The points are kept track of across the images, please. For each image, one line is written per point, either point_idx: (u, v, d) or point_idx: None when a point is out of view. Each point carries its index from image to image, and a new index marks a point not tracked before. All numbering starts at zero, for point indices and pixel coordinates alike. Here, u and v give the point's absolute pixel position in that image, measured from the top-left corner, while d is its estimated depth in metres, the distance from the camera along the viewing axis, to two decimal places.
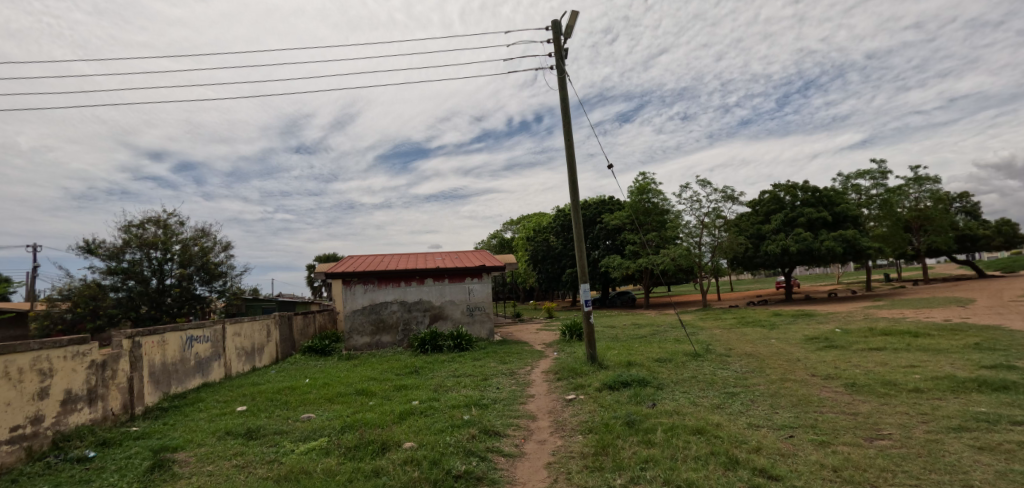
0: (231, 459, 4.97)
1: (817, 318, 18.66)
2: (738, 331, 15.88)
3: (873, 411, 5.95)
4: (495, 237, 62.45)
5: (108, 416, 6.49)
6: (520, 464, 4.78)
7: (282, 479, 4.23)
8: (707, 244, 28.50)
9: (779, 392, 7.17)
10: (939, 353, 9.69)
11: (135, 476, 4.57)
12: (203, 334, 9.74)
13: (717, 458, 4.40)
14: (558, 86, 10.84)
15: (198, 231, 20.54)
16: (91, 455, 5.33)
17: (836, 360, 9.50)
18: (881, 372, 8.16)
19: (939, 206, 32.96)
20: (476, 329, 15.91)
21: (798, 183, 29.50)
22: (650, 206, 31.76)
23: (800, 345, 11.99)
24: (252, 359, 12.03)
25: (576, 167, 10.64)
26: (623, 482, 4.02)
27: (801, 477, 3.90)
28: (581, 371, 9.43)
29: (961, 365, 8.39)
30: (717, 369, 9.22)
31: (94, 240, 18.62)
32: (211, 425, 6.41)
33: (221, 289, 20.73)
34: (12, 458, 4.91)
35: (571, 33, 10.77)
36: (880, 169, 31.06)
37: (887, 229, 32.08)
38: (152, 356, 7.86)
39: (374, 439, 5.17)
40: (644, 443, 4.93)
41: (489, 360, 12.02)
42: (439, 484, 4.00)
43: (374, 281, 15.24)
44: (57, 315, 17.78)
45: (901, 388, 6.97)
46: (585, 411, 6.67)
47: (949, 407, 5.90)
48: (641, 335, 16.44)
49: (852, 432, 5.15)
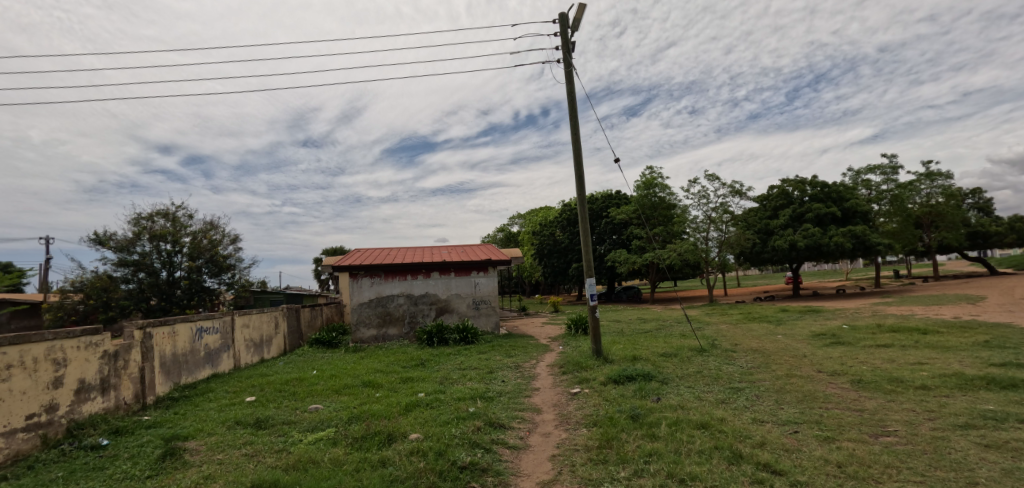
0: (240, 448, 5.06)
1: (824, 314, 18.56)
2: (744, 327, 15.85)
3: (879, 408, 5.93)
4: (502, 232, 62.48)
5: (120, 405, 6.62)
6: (525, 456, 4.83)
7: (291, 468, 4.30)
8: (715, 239, 28.29)
9: (784, 388, 7.13)
10: (949, 351, 9.61)
11: (148, 463, 4.68)
12: (213, 326, 9.88)
13: (721, 452, 4.41)
14: (565, 79, 10.79)
15: (207, 223, 20.72)
16: (104, 443, 5.44)
17: (843, 357, 9.45)
18: (888, 369, 8.11)
19: (951, 202, 32.47)
20: (482, 323, 15.99)
21: (807, 179, 29.27)
22: (657, 201, 31.63)
23: (807, 341, 11.95)
24: (260, 351, 12.18)
25: (582, 161, 10.61)
26: (627, 476, 4.05)
27: (805, 473, 3.91)
28: (586, 365, 9.46)
29: (969, 363, 8.34)
30: (721, 364, 9.21)
31: (105, 232, 18.86)
32: (221, 415, 6.52)
33: (230, 281, 20.95)
34: (28, 446, 5.04)
35: (577, 25, 10.69)
36: (891, 165, 30.73)
37: (897, 225, 31.63)
38: (163, 347, 7.99)
39: (380, 429, 5.23)
40: (649, 437, 4.96)
41: (494, 353, 12.09)
42: (445, 475, 4.05)
43: (381, 274, 15.33)
44: (70, 306, 18.09)
45: (908, 385, 6.93)
46: (590, 405, 6.70)
47: (956, 405, 5.87)
48: (647, 329, 16.42)
49: (857, 429, 5.14)
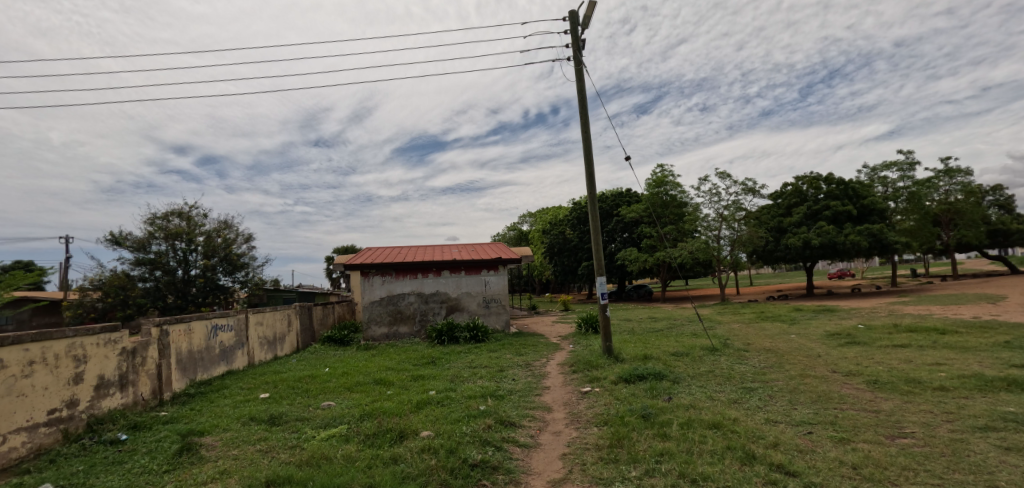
0: (255, 444, 5.12)
1: (840, 314, 18.29)
2: (757, 326, 15.71)
3: (895, 410, 5.80)
4: (513, 231, 62.63)
5: (138, 401, 6.75)
6: (536, 454, 4.84)
7: (304, 464, 4.35)
8: (727, 237, 27.91)
9: (798, 388, 7.04)
10: (967, 351, 9.39)
11: (165, 459, 4.75)
12: (228, 323, 10.03)
13: (734, 453, 4.37)
14: (575, 78, 10.74)
15: (221, 223, 21.02)
16: (123, 438, 5.54)
17: (859, 357, 9.30)
18: (905, 369, 7.96)
19: (971, 199, 31.75)
20: (492, 321, 16.05)
21: (822, 175, 28.88)
22: (668, 199, 31.41)
23: (821, 341, 11.80)
24: (274, 348, 12.36)
25: (593, 159, 10.57)
26: (638, 475, 4.04)
27: (820, 474, 3.87)
28: (597, 364, 9.42)
29: (990, 365, 8.10)
30: (734, 363, 9.13)
31: (122, 232, 19.23)
32: (236, 411, 6.65)
33: (244, 279, 21.32)
34: (50, 440, 5.17)
35: (588, 23, 10.63)
36: (908, 161, 30.22)
37: (914, 223, 30.93)
38: (179, 344, 8.13)
39: (392, 427, 5.26)
40: (660, 437, 4.92)
41: (504, 352, 12.08)
42: (456, 473, 4.07)
43: (391, 273, 15.41)
44: (89, 304, 18.45)
45: (925, 386, 6.79)
46: (601, 404, 6.68)
47: (976, 407, 5.73)
48: (658, 328, 16.35)
49: (873, 430, 5.04)
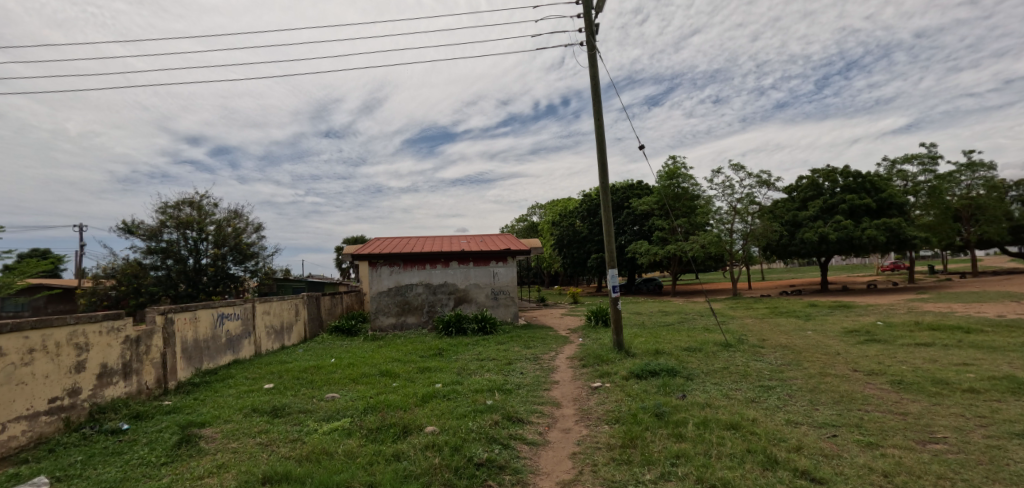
0: (255, 437, 4.99)
1: (857, 310, 17.83)
2: (771, 322, 15.32)
3: (924, 412, 5.51)
4: (523, 223, 62.36)
5: (142, 390, 6.69)
6: (543, 453, 4.64)
7: (304, 459, 4.21)
8: (739, 231, 27.35)
9: (818, 388, 6.74)
10: (994, 351, 9.03)
11: (163, 450, 4.63)
12: (235, 312, 9.95)
13: (755, 456, 4.14)
14: (588, 64, 10.40)
15: (231, 212, 21.04)
16: (124, 427, 5.46)
17: (880, 355, 8.95)
18: (930, 369, 7.64)
19: (994, 194, 30.78)
20: (501, 313, 15.87)
21: (839, 168, 28.15)
22: (680, 191, 30.88)
23: (839, 337, 11.46)
24: (281, 338, 12.30)
25: (606, 148, 10.27)
26: (653, 478, 3.82)
27: (848, 482, 3.61)
28: (607, 359, 9.19)
29: (1019, 366, 7.76)
30: (749, 360, 8.87)
31: (134, 220, 19.32)
32: (238, 402, 6.53)
33: (254, 269, 21.35)
34: (51, 429, 5.09)
35: (601, 8, 10.27)
36: (929, 154, 29.30)
37: (934, 218, 30.16)
38: (185, 332, 8.04)
39: (396, 421, 5.11)
40: (675, 437, 4.70)
41: (512, 344, 11.90)
42: (461, 472, 3.89)
43: (399, 263, 15.29)
44: (103, 292, 18.67)
45: (953, 388, 6.48)
46: (611, 400, 6.47)
47: (1010, 411, 5.43)
48: (669, 322, 16.11)
49: (902, 434, 4.77)
